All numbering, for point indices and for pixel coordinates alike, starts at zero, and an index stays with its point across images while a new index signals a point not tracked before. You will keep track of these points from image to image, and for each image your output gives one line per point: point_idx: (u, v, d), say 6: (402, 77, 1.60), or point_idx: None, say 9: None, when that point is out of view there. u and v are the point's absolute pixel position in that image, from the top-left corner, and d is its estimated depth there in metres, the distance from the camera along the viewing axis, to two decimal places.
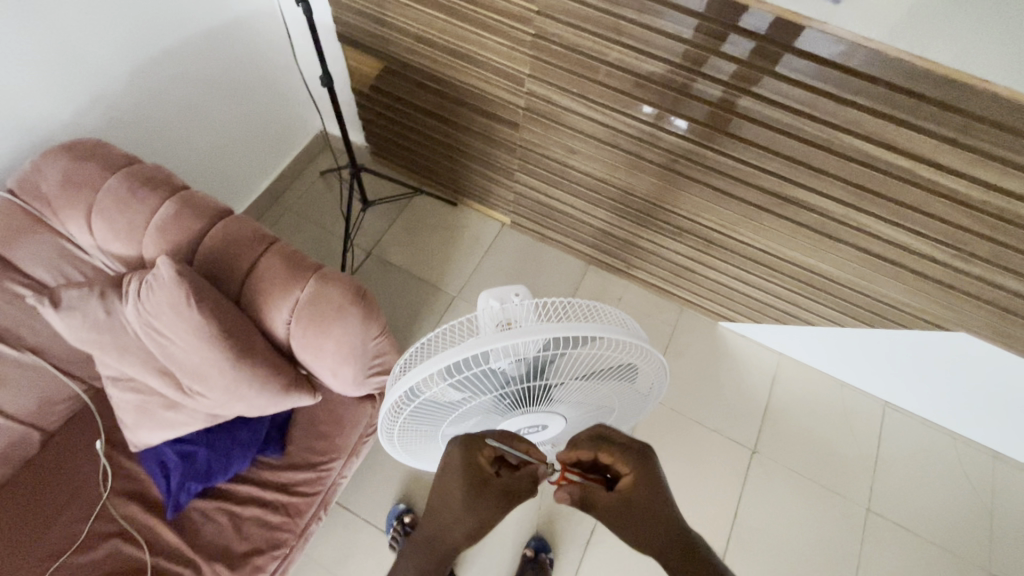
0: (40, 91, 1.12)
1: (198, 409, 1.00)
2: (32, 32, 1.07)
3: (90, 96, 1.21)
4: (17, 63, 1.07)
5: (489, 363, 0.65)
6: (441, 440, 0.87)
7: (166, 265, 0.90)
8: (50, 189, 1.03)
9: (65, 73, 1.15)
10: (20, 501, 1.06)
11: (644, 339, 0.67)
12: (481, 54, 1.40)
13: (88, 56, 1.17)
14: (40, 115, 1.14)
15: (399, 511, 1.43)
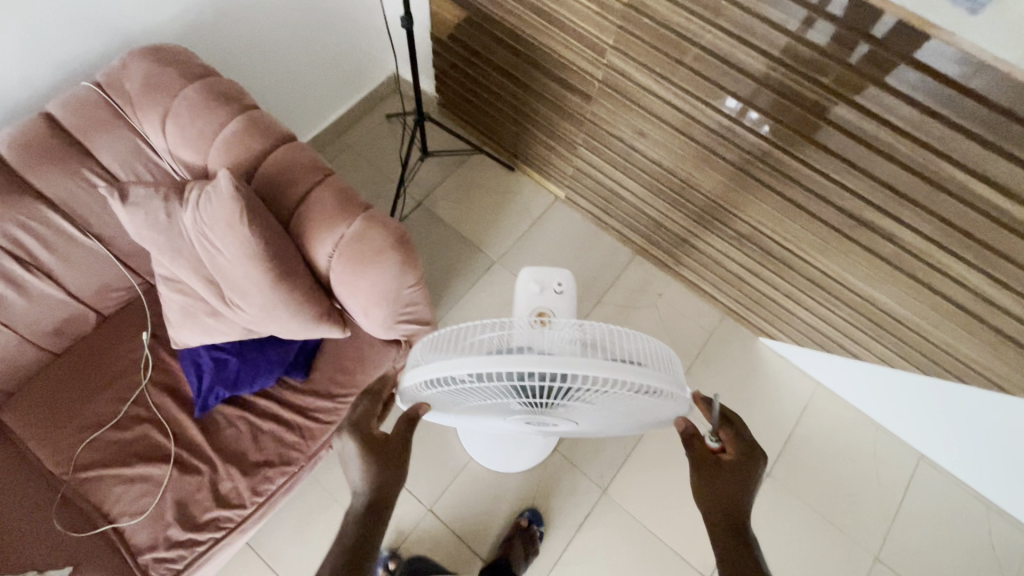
0: None
1: (236, 321, 1.05)
2: None
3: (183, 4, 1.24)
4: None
5: (536, 380, 0.63)
6: (452, 415, 0.85)
7: (225, 179, 0.92)
8: (133, 88, 1.08)
9: None
10: (71, 372, 1.16)
11: (687, 390, 0.66)
12: (566, 16, 1.35)
13: None
14: (136, 17, 1.19)
15: (383, 560, 1.45)
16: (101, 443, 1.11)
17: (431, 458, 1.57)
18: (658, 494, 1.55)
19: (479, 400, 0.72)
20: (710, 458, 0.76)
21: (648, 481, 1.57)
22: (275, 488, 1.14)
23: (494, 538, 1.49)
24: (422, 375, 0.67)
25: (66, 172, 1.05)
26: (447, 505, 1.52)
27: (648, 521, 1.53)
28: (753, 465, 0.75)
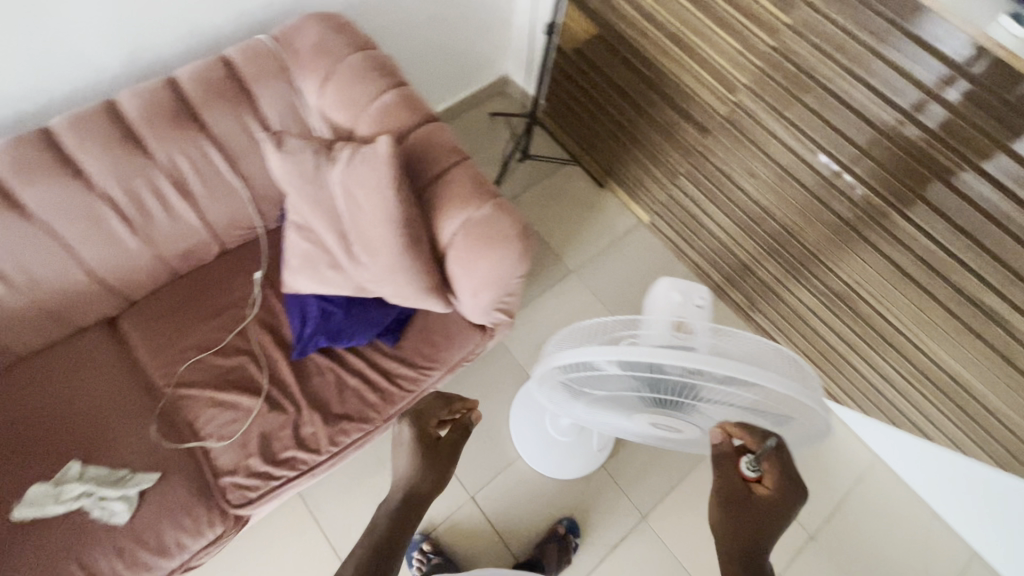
0: None
1: (354, 277, 1.10)
2: None
3: None
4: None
5: (672, 376, 0.66)
6: (574, 402, 0.91)
7: (384, 144, 0.99)
8: (303, 47, 1.16)
9: None
10: (187, 296, 1.24)
11: (825, 405, 0.65)
12: (705, 51, 1.38)
13: None
14: None
15: (416, 541, 1.46)
16: (204, 365, 1.19)
17: (478, 453, 1.59)
18: (697, 532, 1.54)
19: (610, 389, 0.77)
20: (739, 488, 0.72)
21: (689, 516, 1.56)
22: (350, 442, 1.18)
23: (529, 539, 1.51)
24: (563, 358, 0.73)
25: (230, 112, 1.13)
26: (488, 497, 1.54)
27: (683, 557, 1.52)
28: (784, 489, 0.70)
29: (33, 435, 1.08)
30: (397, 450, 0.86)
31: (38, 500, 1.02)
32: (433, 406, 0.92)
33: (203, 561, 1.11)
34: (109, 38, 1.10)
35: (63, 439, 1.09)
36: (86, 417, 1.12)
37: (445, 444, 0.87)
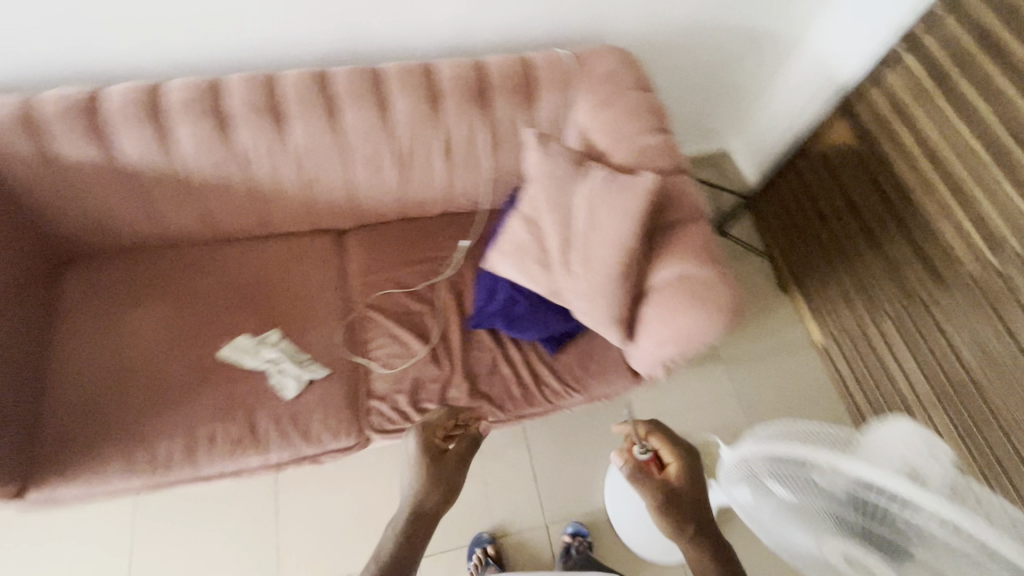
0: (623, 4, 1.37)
1: (556, 281, 1.18)
2: None
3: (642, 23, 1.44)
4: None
5: (882, 499, 0.60)
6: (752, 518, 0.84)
7: (645, 180, 1.08)
8: (593, 73, 1.28)
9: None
10: (404, 237, 1.40)
11: None
12: (984, 205, 1.22)
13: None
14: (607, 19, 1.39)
15: (483, 539, 1.48)
16: (394, 300, 1.33)
17: (561, 494, 1.56)
18: None
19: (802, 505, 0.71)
20: (664, 480, 0.78)
21: None
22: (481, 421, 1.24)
23: None
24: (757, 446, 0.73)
25: (512, 105, 1.27)
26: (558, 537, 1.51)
27: None
28: (684, 461, 0.81)
29: (257, 298, 1.28)
30: (410, 465, 0.91)
31: (241, 350, 1.22)
32: (438, 420, 1.01)
33: (324, 461, 1.23)
34: (453, 14, 1.28)
35: (276, 311, 1.28)
36: (297, 301, 1.30)
37: (451, 458, 0.93)
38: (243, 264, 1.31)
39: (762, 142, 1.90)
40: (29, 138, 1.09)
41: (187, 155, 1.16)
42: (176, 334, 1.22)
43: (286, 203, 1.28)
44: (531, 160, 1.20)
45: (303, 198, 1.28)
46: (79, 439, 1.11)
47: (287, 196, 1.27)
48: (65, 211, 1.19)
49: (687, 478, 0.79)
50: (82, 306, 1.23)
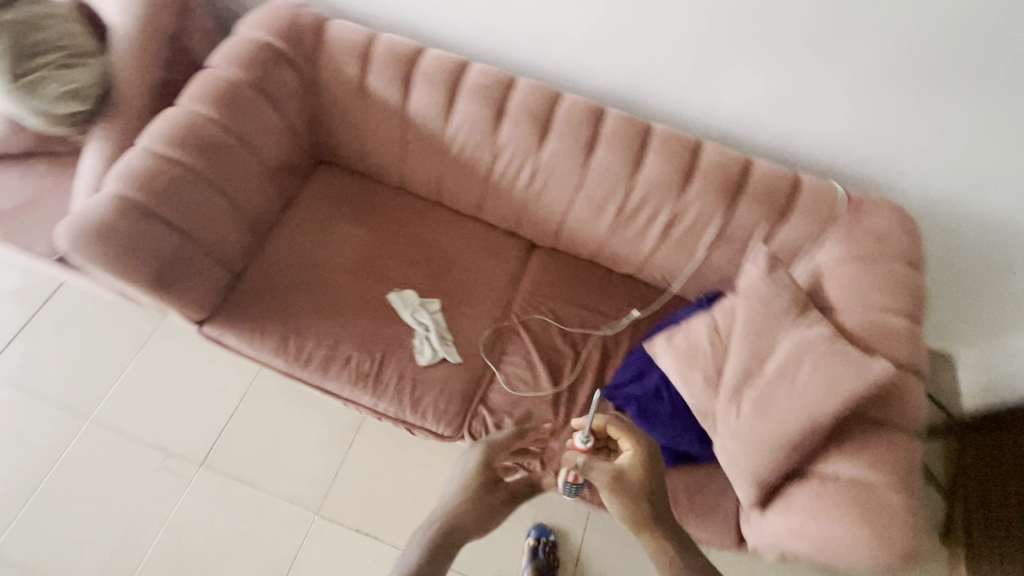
0: (852, 130, 1.21)
1: (715, 406, 1.08)
2: (896, 98, 1.12)
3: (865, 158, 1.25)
4: (896, 122, 1.16)
5: None
6: None
7: (878, 368, 0.94)
8: (863, 225, 1.15)
9: (876, 130, 1.19)
10: (583, 278, 1.41)
11: None
12: None
13: (900, 139, 1.18)
14: (828, 141, 1.24)
15: None
16: (545, 329, 1.34)
17: None
18: None
19: None
20: (615, 472, 0.82)
21: None
22: None
23: None
24: None
25: (758, 216, 1.20)
26: None
27: None
28: (642, 447, 0.84)
29: (439, 266, 1.38)
30: (454, 491, 0.83)
31: (404, 302, 1.32)
32: (501, 439, 0.90)
33: (416, 433, 1.27)
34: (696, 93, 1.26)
35: (447, 285, 1.36)
36: (468, 285, 1.37)
37: (501, 490, 0.83)
38: (444, 233, 1.42)
39: (999, 377, 1.50)
40: (355, 62, 1.25)
41: (453, 128, 1.27)
42: (367, 263, 1.36)
43: (506, 201, 1.35)
44: (749, 279, 1.14)
45: (521, 204, 1.35)
46: (261, 302, 1.29)
47: (510, 196, 1.34)
48: (348, 130, 1.34)
49: (642, 465, 0.82)
50: (317, 205, 1.41)
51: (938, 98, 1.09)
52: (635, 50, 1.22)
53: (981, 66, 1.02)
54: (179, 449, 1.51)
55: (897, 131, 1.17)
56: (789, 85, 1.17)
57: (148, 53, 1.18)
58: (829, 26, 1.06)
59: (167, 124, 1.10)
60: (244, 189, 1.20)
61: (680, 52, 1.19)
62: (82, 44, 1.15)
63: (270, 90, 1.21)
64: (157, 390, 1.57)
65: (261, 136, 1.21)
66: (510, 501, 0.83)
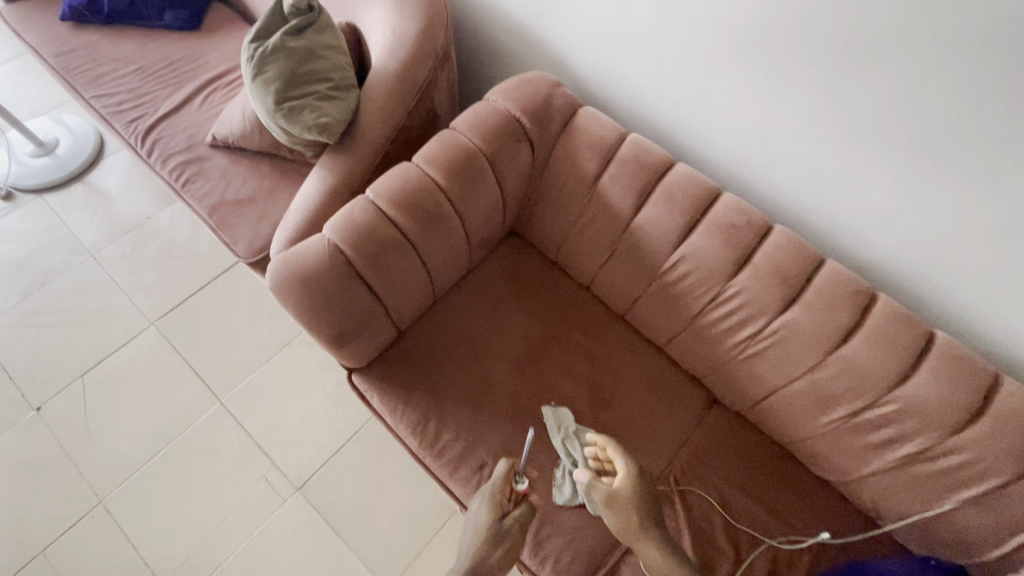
0: (819, 182, 1.06)
1: None
2: (839, 148, 0.99)
3: (842, 219, 1.08)
4: (845, 173, 1.02)
5: None
6: None
7: None
8: None
9: (832, 184, 1.05)
10: (765, 463, 1.17)
11: None
12: None
13: (860, 198, 1.03)
14: (803, 192, 1.10)
15: None
16: (705, 511, 1.10)
17: None
18: None
19: None
20: (611, 491, 0.94)
21: None
22: None
23: None
24: None
25: None
26: None
27: None
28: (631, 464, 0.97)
29: (605, 392, 1.20)
30: (473, 531, 0.94)
31: (556, 422, 1.15)
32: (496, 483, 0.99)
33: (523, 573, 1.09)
34: (797, 185, 1.10)
35: (610, 418, 1.17)
36: (632, 426, 1.17)
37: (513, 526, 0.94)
38: (621, 354, 1.25)
39: None
40: (596, 159, 1.14)
41: (675, 255, 1.11)
42: (528, 358, 1.22)
43: (708, 349, 1.15)
44: None
45: (725, 360, 1.14)
46: (414, 367, 1.20)
47: (716, 347, 1.14)
48: (558, 218, 1.23)
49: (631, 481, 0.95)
50: (498, 280, 1.31)
51: (865, 151, 0.96)
52: (711, 117, 1.13)
53: (910, 123, 0.88)
54: (284, 465, 1.49)
55: (867, 186, 1.00)
56: (752, 123, 1.07)
57: (400, 102, 1.16)
58: (779, 53, 0.95)
59: (397, 180, 1.05)
60: (441, 257, 1.13)
61: (941, 232, 0.96)
62: (345, 79, 1.14)
63: (501, 165, 1.13)
64: (286, 396, 1.58)
65: (475, 210, 1.13)
66: (521, 529, 0.95)
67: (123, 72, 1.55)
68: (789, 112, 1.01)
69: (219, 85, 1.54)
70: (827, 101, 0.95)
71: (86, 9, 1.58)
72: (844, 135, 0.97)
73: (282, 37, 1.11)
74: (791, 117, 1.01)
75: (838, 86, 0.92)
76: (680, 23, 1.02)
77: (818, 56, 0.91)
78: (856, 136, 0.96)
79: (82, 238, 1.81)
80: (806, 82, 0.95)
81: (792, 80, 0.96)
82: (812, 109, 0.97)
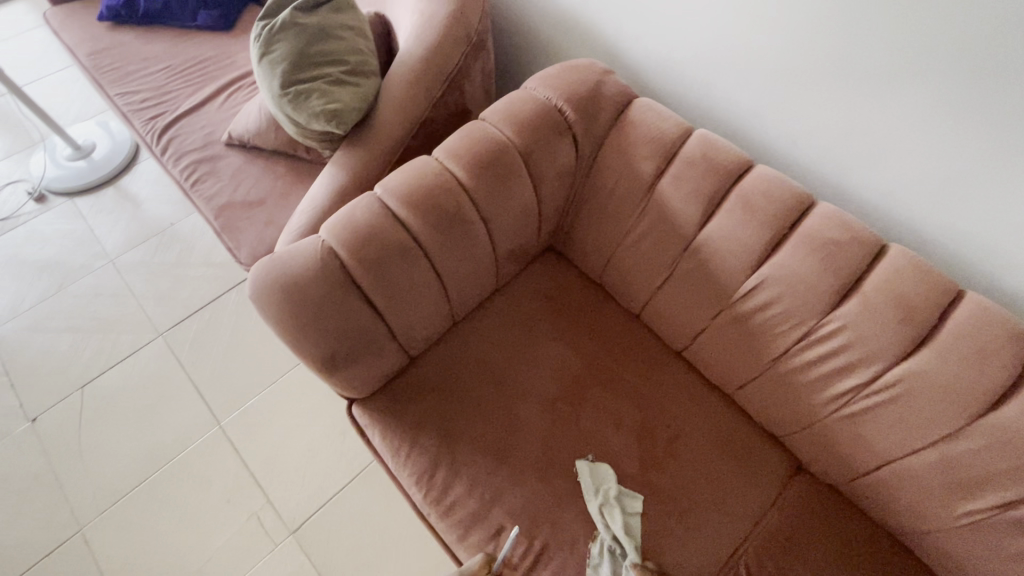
0: (920, 178, 0.84)
1: None
2: (946, 130, 0.77)
3: (955, 223, 0.84)
4: (959, 164, 0.78)
5: None
6: None
7: None
8: None
9: (939, 179, 0.82)
10: (872, 557, 0.88)
11: None
12: None
13: (980, 196, 0.79)
14: (899, 191, 0.87)
15: None
16: None
17: None
18: None
19: None
20: None
21: None
22: None
23: None
24: None
25: None
26: None
27: None
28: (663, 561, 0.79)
29: (657, 447, 0.96)
30: None
31: (593, 481, 0.92)
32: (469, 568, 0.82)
33: None
34: (890, 183, 0.88)
35: (661, 481, 0.92)
36: (691, 494, 0.91)
37: None
38: (678, 399, 1.01)
39: None
40: (653, 159, 0.93)
41: (753, 278, 0.88)
42: (560, 397, 1.00)
43: (795, 402, 0.89)
44: None
45: (815, 417, 0.88)
46: (425, 401, 1.00)
47: (806, 399, 0.88)
48: (604, 230, 1.03)
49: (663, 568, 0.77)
50: (530, 302, 1.11)
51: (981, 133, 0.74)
52: (776, 101, 0.93)
53: None
54: (279, 502, 1.31)
55: (989, 179, 0.77)
56: (826, 106, 0.87)
57: (425, 91, 1.00)
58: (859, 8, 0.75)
59: (411, 176, 0.87)
60: (460, 270, 0.94)
61: None
62: (363, 64, 1.00)
63: (537, 164, 0.94)
64: (290, 422, 1.42)
65: (504, 216, 0.95)
66: None
67: (150, 72, 1.49)
68: (905, 99, 0.78)
69: (244, 84, 1.45)
70: (967, 79, 0.71)
71: (122, 9, 1.55)
72: (991, 126, 0.72)
73: (295, 16, 0.99)
74: (912, 106, 0.78)
75: (941, 45, 0.71)
76: None
77: (913, 7, 0.70)
78: (1004, 125, 0.71)
79: (104, 243, 1.75)
80: (895, 44, 0.75)
81: (879, 43, 0.76)
82: (942, 97, 0.74)
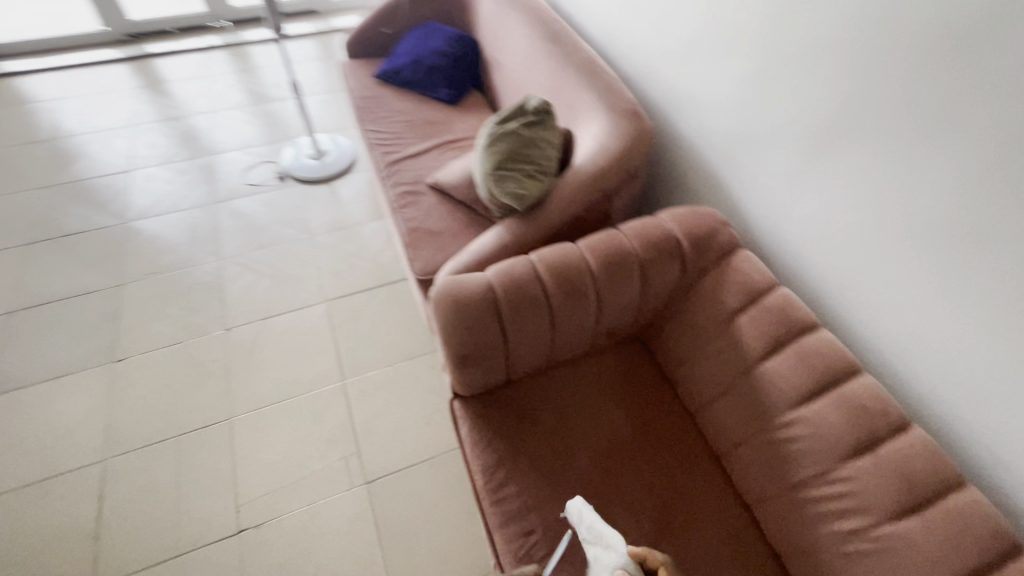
0: (955, 377, 1.02)
1: None
2: (980, 346, 0.96)
3: (976, 423, 1.00)
4: (985, 376, 0.97)
5: None
6: None
7: None
8: None
9: (969, 383, 1.00)
10: None
11: None
12: None
13: (998, 406, 0.96)
14: (935, 383, 1.06)
15: None
16: None
17: None
18: None
19: None
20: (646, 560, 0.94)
21: None
22: None
23: None
24: None
25: None
26: None
27: None
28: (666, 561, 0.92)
29: (674, 522, 1.16)
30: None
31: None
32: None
33: None
34: (931, 375, 1.06)
35: (669, 549, 1.12)
36: (690, 569, 1.10)
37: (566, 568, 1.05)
38: (703, 491, 1.21)
39: None
40: (738, 297, 1.21)
41: (790, 412, 1.09)
42: (609, 453, 1.25)
43: (800, 527, 1.06)
44: None
45: (814, 545, 1.04)
46: (507, 417, 1.30)
47: (809, 527, 1.05)
48: (685, 336, 1.29)
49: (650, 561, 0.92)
50: (609, 373, 1.38)
51: (1006, 355, 0.93)
52: (853, 282, 1.16)
53: None
54: (366, 454, 1.66)
55: (1007, 396, 0.94)
56: (892, 298, 1.09)
57: (584, 197, 1.38)
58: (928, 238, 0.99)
59: (559, 254, 1.23)
60: (568, 330, 1.26)
61: None
62: (549, 167, 1.40)
63: (649, 273, 1.25)
64: (392, 398, 1.78)
65: (613, 302, 1.26)
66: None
67: (394, 119, 2.07)
68: (949, 313, 1.00)
69: (453, 147, 1.96)
70: (996, 311, 0.92)
71: (391, 73, 2.18)
72: (1010, 354, 0.92)
73: (517, 125, 1.42)
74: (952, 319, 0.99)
75: (982, 282, 0.93)
76: (838, 190, 1.13)
77: (965, 248, 0.94)
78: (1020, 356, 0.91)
79: (310, 222, 2.34)
80: (949, 270, 0.98)
81: (936, 265, 1.00)
82: (990, 318, 0.94)
